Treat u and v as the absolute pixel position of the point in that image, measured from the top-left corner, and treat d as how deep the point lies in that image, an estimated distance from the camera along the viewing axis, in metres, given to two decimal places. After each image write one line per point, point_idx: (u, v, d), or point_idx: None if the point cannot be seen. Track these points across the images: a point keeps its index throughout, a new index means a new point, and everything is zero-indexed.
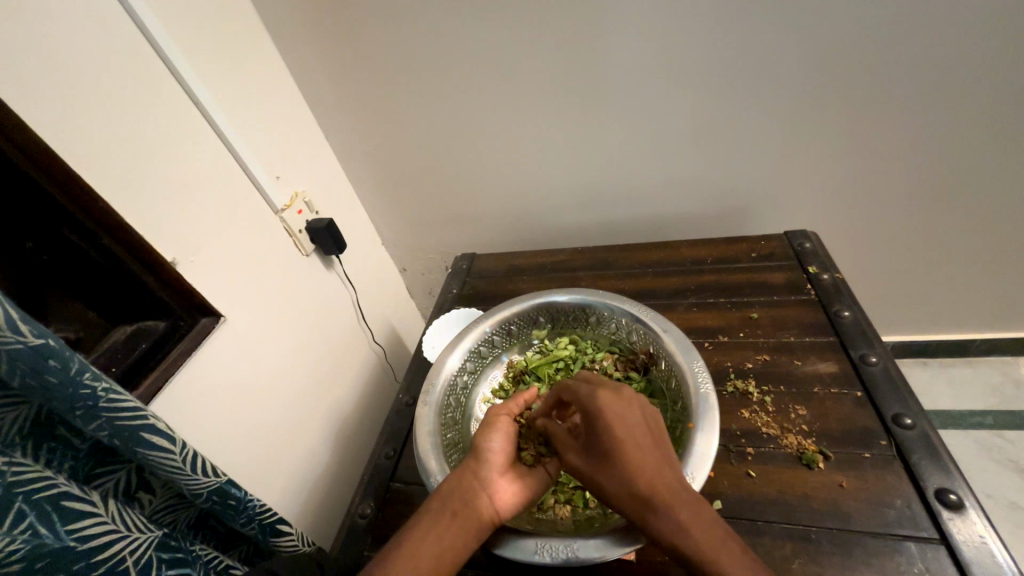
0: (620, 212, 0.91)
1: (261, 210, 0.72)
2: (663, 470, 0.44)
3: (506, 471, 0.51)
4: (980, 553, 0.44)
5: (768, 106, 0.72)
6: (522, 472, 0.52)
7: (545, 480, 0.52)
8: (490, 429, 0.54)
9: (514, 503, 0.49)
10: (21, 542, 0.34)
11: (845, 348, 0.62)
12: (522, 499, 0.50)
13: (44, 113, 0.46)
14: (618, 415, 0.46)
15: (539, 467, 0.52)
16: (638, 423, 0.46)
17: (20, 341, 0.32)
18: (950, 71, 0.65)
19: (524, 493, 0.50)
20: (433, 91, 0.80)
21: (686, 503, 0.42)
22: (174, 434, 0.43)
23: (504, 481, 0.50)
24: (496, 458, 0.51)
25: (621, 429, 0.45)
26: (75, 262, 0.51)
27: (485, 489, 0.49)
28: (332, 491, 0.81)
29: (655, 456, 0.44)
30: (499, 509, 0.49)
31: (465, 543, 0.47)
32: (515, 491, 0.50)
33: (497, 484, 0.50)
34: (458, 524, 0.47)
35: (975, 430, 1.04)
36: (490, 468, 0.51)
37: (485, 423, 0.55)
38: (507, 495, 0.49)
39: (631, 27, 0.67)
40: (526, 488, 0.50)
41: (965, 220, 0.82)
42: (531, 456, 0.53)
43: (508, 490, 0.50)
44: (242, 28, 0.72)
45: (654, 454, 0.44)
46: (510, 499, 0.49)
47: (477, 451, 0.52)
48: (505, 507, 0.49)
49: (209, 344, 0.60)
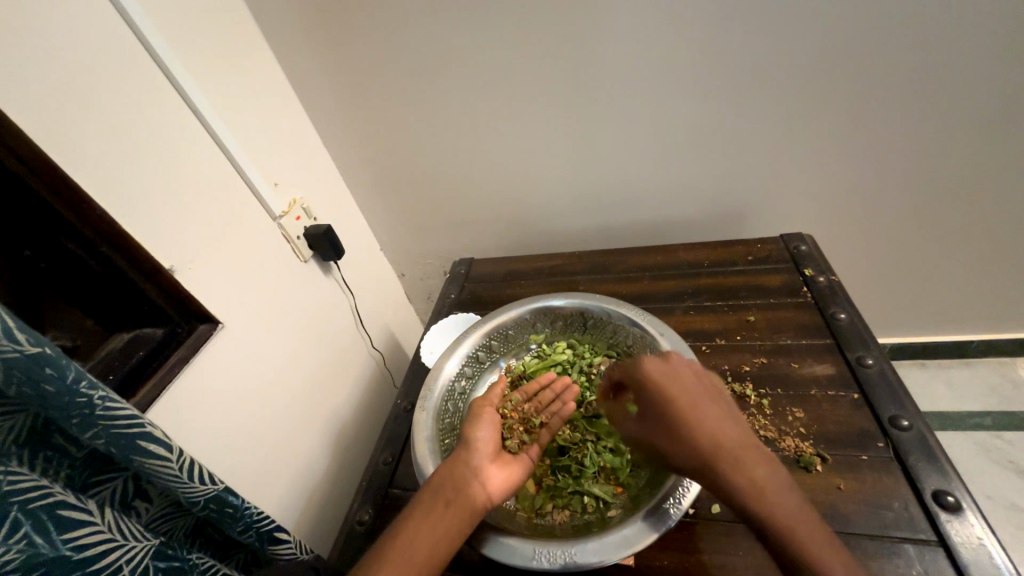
0: (617, 217, 0.91)
1: (260, 217, 0.73)
2: (729, 429, 0.46)
3: (493, 459, 0.52)
4: (977, 555, 0.44)
5: (762, 111, 0.73)
6: (509, 459, 0.53)
7: (530, 466, 0.53)
8: (476, 419, 0.54)
9: (506, 490, 0.50)
10: (17, 551, 0.33)
11: (841, 350, 0.62)
12: (512, 484, 0.51)
13: (44, 125, 0.46)
14: (673, 380, 0.49)
15: (524, 455, 0.54)
16: (701, 389, 0.49)
17: (18, 350, 0.32)
18: (941, 74, 0.65)
19: (515, 478, 0.51)
20: (430, 98, 0.80)
21: (754, 464, 0.44)
22: (170, 441, 0.43)
23: (493, 467, 0.51)
24: (484, 446, 0.52)
25: (676, 389, 0.48)
26: (74, 270, 0.51)
27: (479, 474, 0.50)
28: (331, 498, 0.81)
29: (721, 416, 0.47)
30: (493, 496, 0.49)
31: (461, 529, 0.47)
32: (506, 477, 0.51)
33: (488, 471, 0.50)
34: (452, 512, 0.47)
35: (974, 431, 1.04)
36: (480, 456, 0.51)
37: (473, 409, 0.56)
38: (500, 481, 0.50)
39: (624, 34, 0.68)
40: (514, 476, 0.51)
41: (960, 222, 0.83)
42: (515, 444, 0.54)
43: (499, 477, 0.50)
44: (240, 38, 0.72)
45: (723, 415, 0.47)
46: (503, 485, 0.50)
47: (466, 439, 0.52)
48: (498, 494, 0.49)
49: (208, 352, 0.61)
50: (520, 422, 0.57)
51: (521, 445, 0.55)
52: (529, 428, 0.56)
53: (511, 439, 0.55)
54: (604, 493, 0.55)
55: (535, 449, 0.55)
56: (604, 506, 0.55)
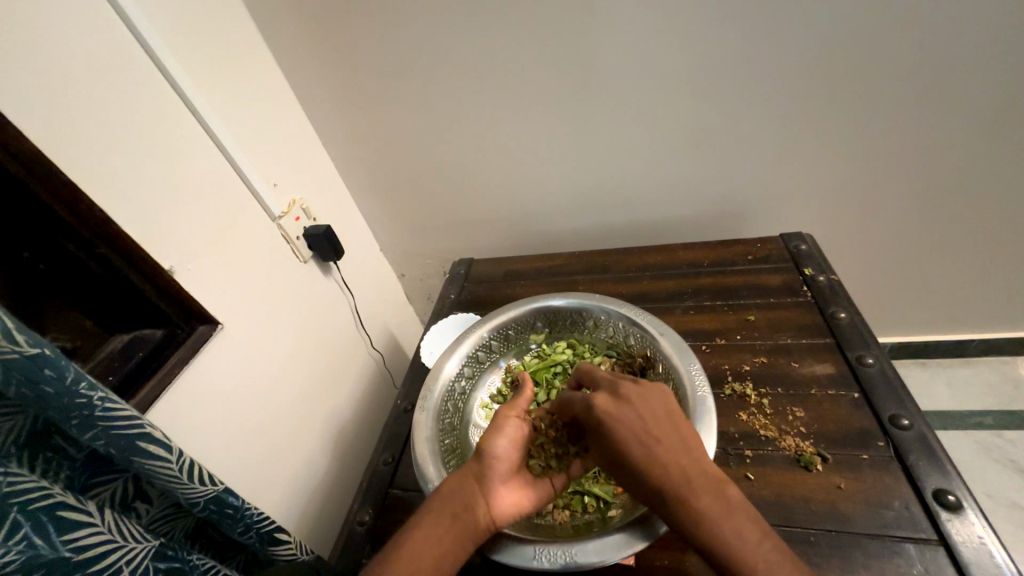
0: (617, 216, 0.91)
1: (259, 218, 0.73)
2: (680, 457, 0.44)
3: (509, 476, 0.51)
4: (978, 554, 0.44)
5: (761, 111, 0.73)
6: (525, 480, 0.52)
7: (548, 493, 0.52)
8: (497, 432, 0.53)
9: (515, 513, 0.49)
10: (18, 552, 0.33)
11: (842, 350, 0.62)
12: (523, 506, 0.50)
13: (44, 127, 0.46)
14: (616, 413, 0.46)
15: (545, 481, 0.52)
16: (654, 416, 0.46)
17: (17, 350, 0.32)
18: (941, 73, 0.65)
19: (528, 500, 0.51)
20: (429, 99, 0.80)
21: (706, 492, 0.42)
22: (170, 442, 0.42)
23: (506, 487, 0.50)
24: (503, 464, 0.51)
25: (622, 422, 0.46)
26: (73, 271, 0.51)
27: (492, 491, 0.49)
28: (331, 498, 0.81)
29: (675, 441, 0.45)
30: (502, 516, 0.49)
31: (465, 545, 0.47)
32: (519, 499, 0.50)
33: (500, 491, 0.50)
34: (459, 528, 0.47)
35: (974, 430, 1.04)
36: (494, 473, 0.50)
37: (501, 419, 0.54)
38: (511, 502, 0.50)
39: (624, 33, 0.68)
40: (526, 500, 0.50)
41: (960, 221, 0.82)
42: (538, 466, 0.53)
43: (511, 497, 0.50)
44: (239, 39, 0.72)
45: (677, 442, 0.45)
46: (513, 506, 0.49)
47: (484, 453, 0.52)
48: (505, 514, 0.49)
49: (208, 352, 0.60)
50: (553, 445, 0.54)
51: (545, 469, 0.53)
52: (559, 453, 0.54)
53: (535, 460, 0.53)
54: (604, 493, 0.55)
55: (561, 479, 0.53)
56: (605, 505, 0.55)
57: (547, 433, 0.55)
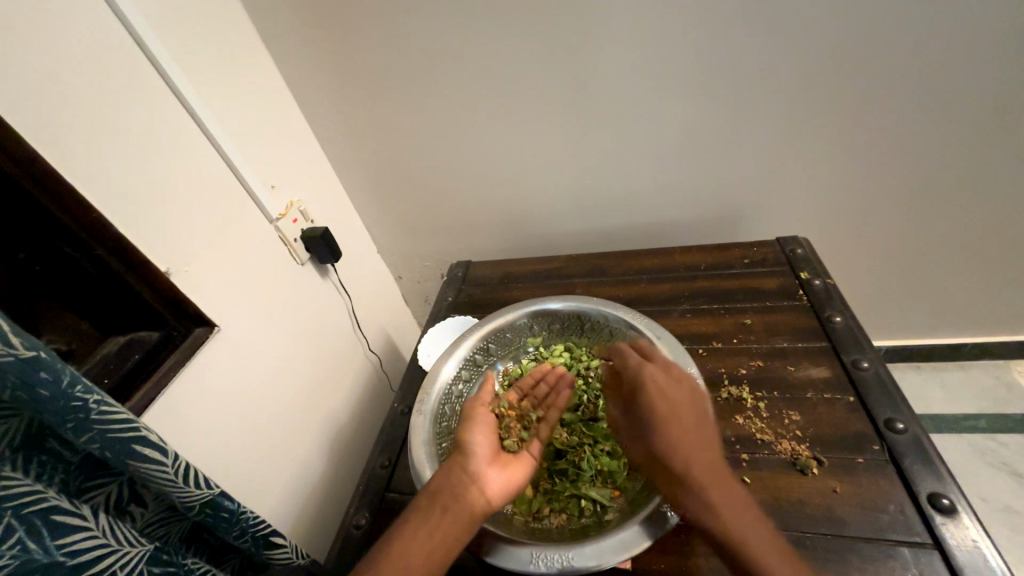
0: (614, 219, 0.91)
1: (256, 220, 0.72)
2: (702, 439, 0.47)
3: (493, 460, 0.52)
4: (972, 558, 0.44)
5: (758, 115, 0.73)
6: (509, 460, 0.54)
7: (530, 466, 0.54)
8: (470, 422, 0.55)
9: (504, 494, 0.50)
10: (11, 557, 0.33)
11: (837, 353, 0.63)
12: (512, 486, 0.51)
13: (41, 129, 0.46)
14: (663, 388, 0.50)
15: (524, 453, 0.55)
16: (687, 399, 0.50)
17: (12, 353, 0.32)
18: (935, 78, 0.66)
19: (516, 480, 0.51)
20: (427, 102, 0.80)
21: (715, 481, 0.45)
22: (165, 445, 0.42)
23: (492, 470, 0.51)
24: (482, 450, 0.52)
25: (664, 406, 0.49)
26: (68, 273, 0.51)
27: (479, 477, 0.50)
28: (327, 502, 0.80)
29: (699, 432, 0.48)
30: (493, 499, 0.49)
31: (458, 534, 0.47)
32: (505, 480, 0.51)
33: (486, 476, 0.50)
34: (450, 517, 0.47)
35: (968, 433, 1.04)
36: (477, 460, 0.51)
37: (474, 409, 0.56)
38: (500, 484, 0.50)
39: (621, 38, 0.68)
40: (513, 478, 0.51)
41: (954, 225, 0.83)
42: (514, 443, 0.55)
43: (499, 480, 0.51)
44: (238, 41, 0.72)
45: (698, 426, 0.48)
46: (503, 488, 0.50)
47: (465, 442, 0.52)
48: (497, 496, 0.50)
49: (204, 355, 0.60)
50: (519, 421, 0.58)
51: (519, 444, 0.55)
52: (525, 424, 0.58)
53: (510, 439, 0.56)
54: (601, 497, 0.55)
55: (536, 445, 0.56)
56: (602, 509, 0.55)
57: (508, 412, 0.58)
